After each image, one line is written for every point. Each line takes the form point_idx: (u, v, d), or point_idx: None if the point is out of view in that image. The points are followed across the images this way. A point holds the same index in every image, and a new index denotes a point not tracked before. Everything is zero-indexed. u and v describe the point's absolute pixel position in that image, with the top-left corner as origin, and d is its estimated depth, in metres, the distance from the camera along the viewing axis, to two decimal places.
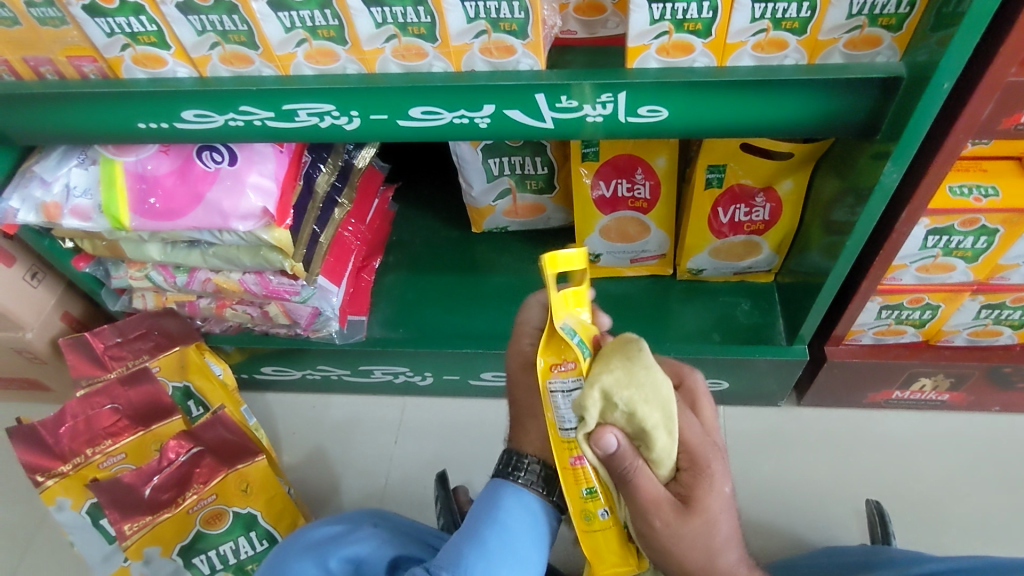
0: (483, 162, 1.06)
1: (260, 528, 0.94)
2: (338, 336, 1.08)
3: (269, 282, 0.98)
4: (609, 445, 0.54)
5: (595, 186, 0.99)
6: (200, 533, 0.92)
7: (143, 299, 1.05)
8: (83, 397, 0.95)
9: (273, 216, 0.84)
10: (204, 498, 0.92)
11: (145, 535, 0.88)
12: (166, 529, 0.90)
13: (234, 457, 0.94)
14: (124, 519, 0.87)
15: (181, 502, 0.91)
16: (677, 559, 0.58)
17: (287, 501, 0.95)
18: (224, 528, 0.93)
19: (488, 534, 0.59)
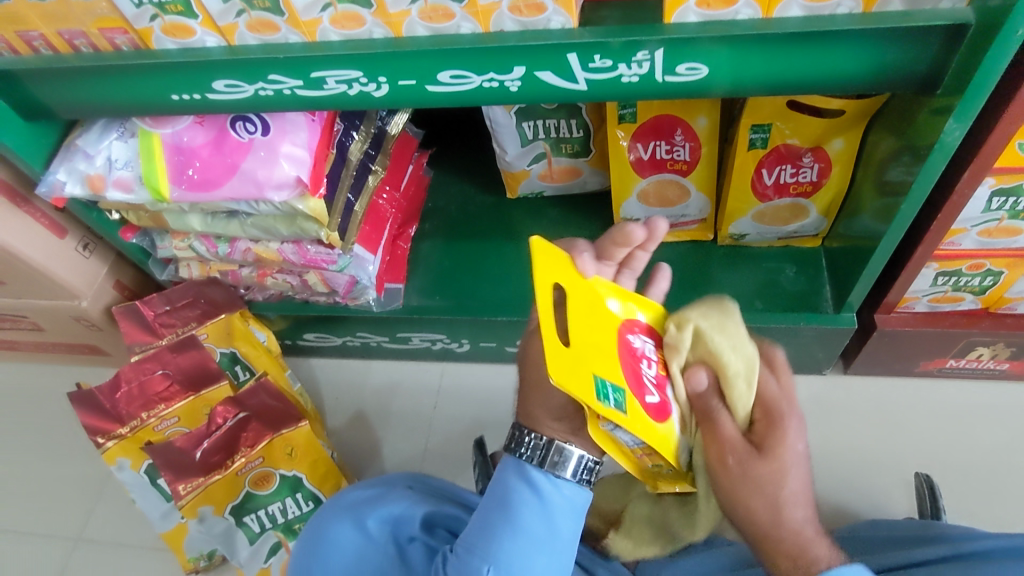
0: (517, 125, 1.04)
1: (306, 490, 0.96)
2: (375, 304, 1.10)
3: (307, 251, 0.99)
4: (698, 383, 0.57)
5: (632, 149, 0.96)
6: (250, 494, 0.94)
7: (188, 268, 1.07)
8: (136, 363, 0.98)
9: (307, 185, 0.84)
10: (252, 460, 0.94)
11: (199, 495, 0.91)
12: (218, 489, 0.92)
13: (279, 423, 0.96)
14: (178, 480, 0.90)
15: (231, 465, 0.93)
16: (745, 503, 0.56)
17: (330, 465, 0.97)
18: (272, 490, 0.95)
19: (501, 531, 0.59)
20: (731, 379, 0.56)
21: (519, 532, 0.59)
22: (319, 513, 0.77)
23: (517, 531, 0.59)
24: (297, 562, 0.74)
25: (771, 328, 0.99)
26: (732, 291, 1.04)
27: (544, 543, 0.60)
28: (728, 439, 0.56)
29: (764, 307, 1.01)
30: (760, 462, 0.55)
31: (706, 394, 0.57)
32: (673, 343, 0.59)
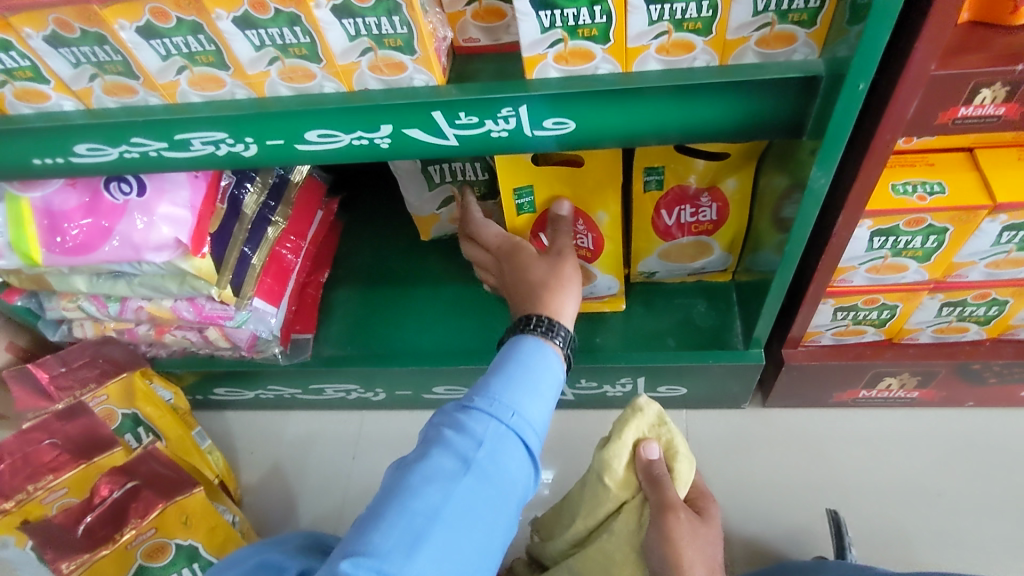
0: (422, 170, 1.03)
1: (203, 560, 0.90)
2: (282, 356, 1.06)
3: (202, 308, 0.95)
4: (651, 452, 0.76)
5: (535, 237, 0.91)
6: (141, 569, 0.87)
7: (82, 327, 1.04)
8: (20, 433, 0.93)
9: (187, 246, 0.81)
10: (143, 532, 0.88)
11: (83, 573, 0.84)
12: (104, 566, 0.85)
13: (172, 490, 0.92)
14: (59, 557, 0.83)
15: (118, 538, 0.87)
16: (681, 551, 0.70)
17: (230, 530, 0.93)
18: (167, 562, 0.88)
19: (504, 394, 0.63)
20: (674, 461, 0.77)
21: (519, 393, 0.64)
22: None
23: (526, 381, 0.66)
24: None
25: (683, 367, 0.98)
26: (644, 328, 1.03)
27: (541, 404, 0.65)
28: (676, 525, 0.71)
29: (676, 345, 1.01)
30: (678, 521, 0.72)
31: (650, 462, 0.76)
32: (628, 416, 0.79)
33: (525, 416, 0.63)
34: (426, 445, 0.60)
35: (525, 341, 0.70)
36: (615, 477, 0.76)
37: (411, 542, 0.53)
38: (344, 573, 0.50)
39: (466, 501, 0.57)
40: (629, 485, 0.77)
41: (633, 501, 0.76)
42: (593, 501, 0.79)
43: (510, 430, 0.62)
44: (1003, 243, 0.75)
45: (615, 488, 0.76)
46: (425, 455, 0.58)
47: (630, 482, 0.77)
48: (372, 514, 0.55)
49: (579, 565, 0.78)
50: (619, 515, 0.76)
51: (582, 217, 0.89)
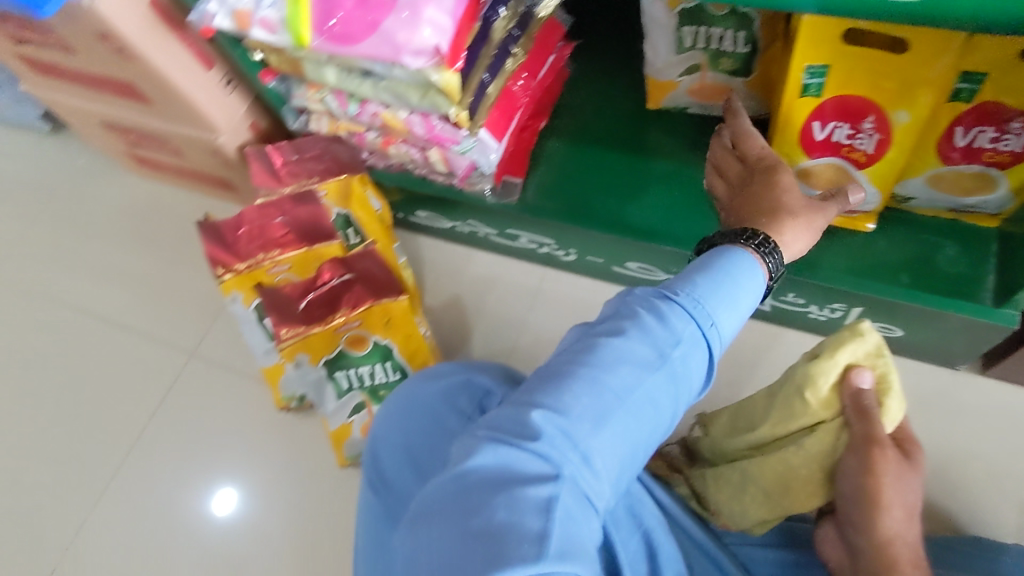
0: (676, 29, 0.93)
1: (395, 360, 1.01)
2: (490, 194, 1.08)
3: (432, 126, 0.96)
4: (863, 378, 0.71)
5: (807, 127, 0.83)
6: (344, 352, 0.99)
7: (318, 122, 1.07)
8: (259, 207, 1.02)
9: (444, 57, 0.80)
10: (350, 321, 0.98)
11: (298, 342, 0.97)
12: (315, 341, 0.98)
13: (380, 291, 1.00)
14: (281, 324, 0.98)
15: (329, 321, 0.98)
16: (881, 488, 0.66)
17: (420, 340, 1.01)
18: (366, 353, 1.00)
19: (706, 297, 0.59)
20: (889, 397, 0.71)
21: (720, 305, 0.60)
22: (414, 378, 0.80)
23: (732, 288, 0.61)
24: (388, 415, 0.78)
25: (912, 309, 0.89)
26: (877, 257, 0.92)
27: (738, 321, 0.61)
28: (881, 460, 0.67)
29: (909, 284, 0.90)
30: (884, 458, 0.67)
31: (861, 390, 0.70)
32: (845, 338, 0.72)
33: (723, 330, 0.59)
34: (624, 325, 0.58)
35: (727, 257, 0.63)
36: (818, 395, 0.72)
37: (596, 418, 0.53)
38: (534, 427, 0.51)
39: (649, 393, 0.56)
40: (830, 406, 0.72)
41: (830, 422, 0.72)
42: (785, 412, 0.75)
43: (699, 341, 0.58)
44: None
45: (815, 405, 0.72)
46: (618, 335, 0.57)
47: (830, 402, 0.72)
48: (553, 380, 0.55)
49: (754, 469, 0.78)
50: (813, 434, 0.73)
51: (877, 114, 0.78)
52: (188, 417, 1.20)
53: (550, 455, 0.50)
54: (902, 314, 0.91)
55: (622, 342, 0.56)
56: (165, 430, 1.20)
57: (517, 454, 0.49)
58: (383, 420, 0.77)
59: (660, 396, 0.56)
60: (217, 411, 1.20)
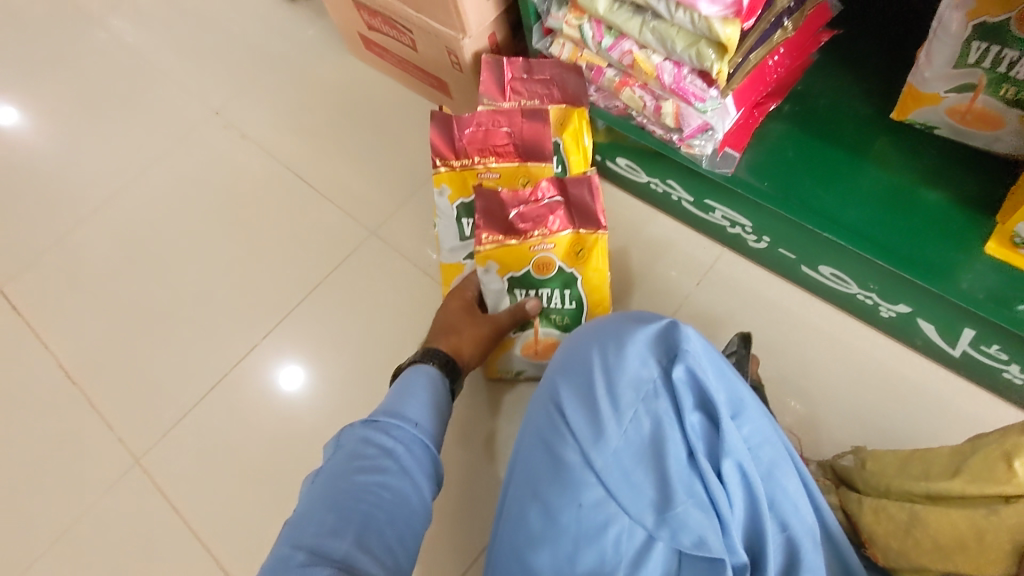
0: (966, 41, 0.88)
1: (573, 290, 1.06)
2: (707, 160, 1.05)
3: (683, 78, 0.96)
4: None
5: None
6: (531, 272, 1.04)
7: (562, 47, 1.08)
8: (492, 111, 1.06)
9: (741, 11, 0.81)
10: (545, 242, 1.02)
11: (495, 249, 1.01)
12: (511, 253, 1.02)
13: (583, 221, 1.02)
14: (484, 229, 1.00)
15: (528, 238, 1.01)
16: None
17: (602, 282, 1.06)
18: (549, 278, 1.04)
19: (398, 396, 0.83)
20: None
21: (420, 396, 0.84)
22: (626, 317, 0.82)
23: (410, 395, 0.84)
24: (582, 341, 0.82)
25: None
26: None
27: (428, 409, 0.83)
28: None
29: None
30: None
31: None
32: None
33: (413, 424, 0.79)
34: (348, 451, 0.72)
35: (420, 364, 0.91)
36: None
37: (371, 501, 0.67)
38: (336, 532, 0.63)
39: (405, 467, 0.73)
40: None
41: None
42: (983, 473, 0.70)
43: (429, 399, 0.84)
44: None
45: (1022, 477, 0.67)
46: (360, 457, 0.71)
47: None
48: (324, 505, 0.65)
49: (924, 514, 0.73)
50: (1008, 502, 0.67)
51: None
52: (351, 286, 1.28)
53: (348, 490, 0.67)
54: None
55: (350, 454, 0.71)
56: (329, 292, 1.28)
57: (376, 478, 0.69)
58: (577, 348, 0.82)
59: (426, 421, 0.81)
60: (379, 290, 1.27)
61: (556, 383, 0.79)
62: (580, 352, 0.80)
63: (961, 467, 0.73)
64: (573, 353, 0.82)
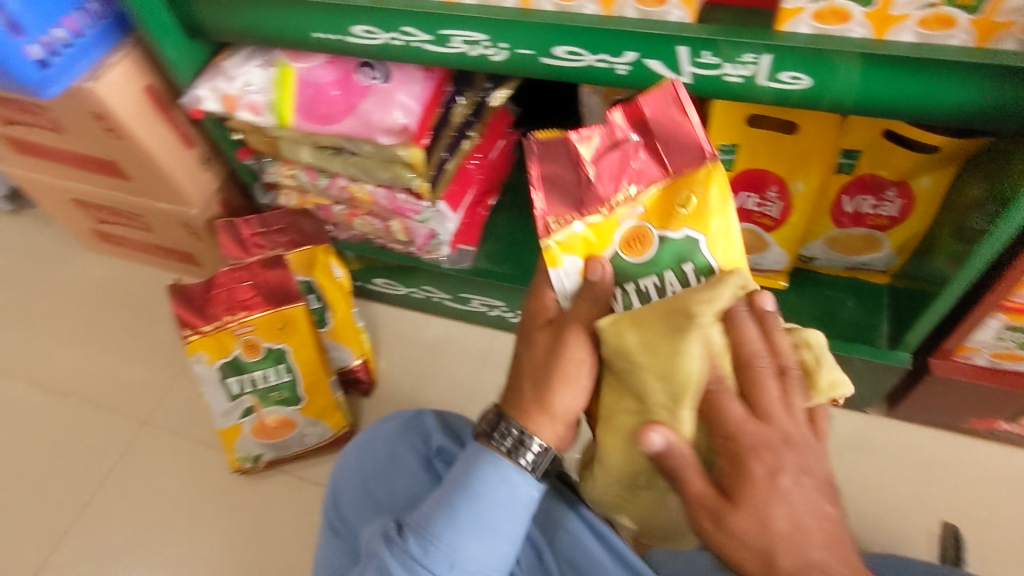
0: (609, 116, 1.09)
1: (288, 363, 1.11)
2: (446, 260, 1.16)
3: (397, 199, 1.06)
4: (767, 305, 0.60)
5: None
6: (239, 356, 1.10)
7: (288, 197, 1.17)
8: (229, 270, 1.09)
9: (413, 135, 0.92)
10: (244, 325, 1.09)
11: (199, 340, 1.08)
12: (213, 342, 1.09)
13: (276, 299, 1.09)
14: (184, 323, 1.07)
15: (226, 323, 1.08)
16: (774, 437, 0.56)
17: (315, 357, 1.12)
18: (259, 359, 1.11)
19: (463, 502, 0.64)
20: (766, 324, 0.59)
21: (507, 513, 0.64)
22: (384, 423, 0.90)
23: (478, 514, 0.64)
24: (346, 466, 0.87)
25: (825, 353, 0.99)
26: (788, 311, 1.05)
27: (481, 537, 0.64)
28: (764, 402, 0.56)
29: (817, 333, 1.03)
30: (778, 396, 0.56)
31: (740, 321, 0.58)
32: (714, 286, 0.59)
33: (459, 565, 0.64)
34: None
35: (493, 457, 0.64)
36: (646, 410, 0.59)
37: None
38: None
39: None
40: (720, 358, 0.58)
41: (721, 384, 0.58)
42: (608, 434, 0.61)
43: (490, 530, 0.64)
44: (1006, 339, 0.88)
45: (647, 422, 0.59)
46: None
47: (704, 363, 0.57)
48: None
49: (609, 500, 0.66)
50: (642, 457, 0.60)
51: (780, 186, 0.93)
52: (135, 486, 1.18)
53: None
54: None
55: None
56: (110, 500, 1.17)
57: None
58: (346, 471, 0.86)
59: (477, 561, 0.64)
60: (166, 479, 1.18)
61: (340, 509, 0.83)
62: (352, 474, 0.85)
63: (619, 405, 0.60)
64: (345, 477, 0.86)
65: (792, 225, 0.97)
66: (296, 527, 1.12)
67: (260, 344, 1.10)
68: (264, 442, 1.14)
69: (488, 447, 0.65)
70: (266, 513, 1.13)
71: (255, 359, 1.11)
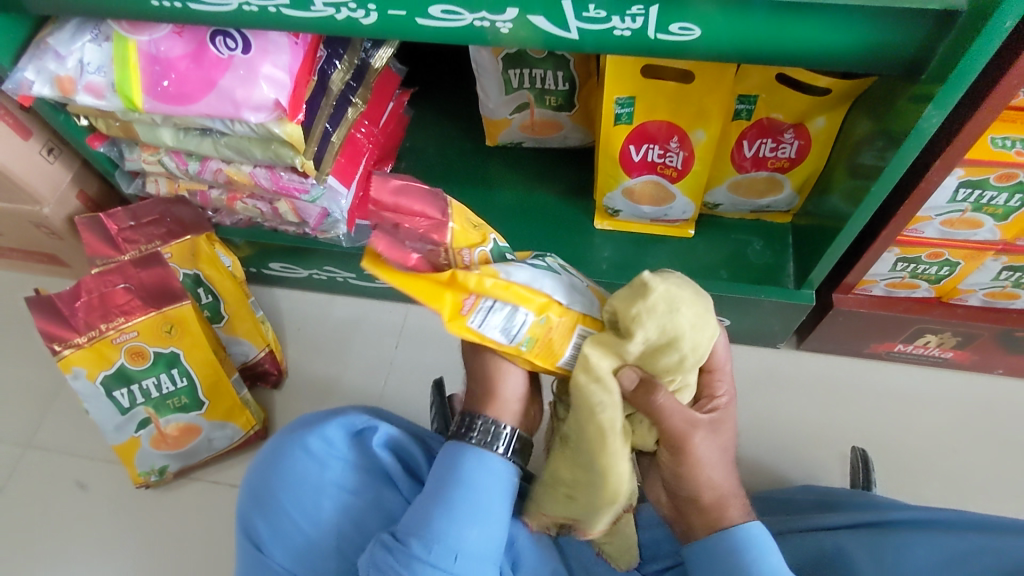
0: (502, 72, 1.02)
1: (181, 367, 1.01)
2: (344, 239, 1.09)
3: (280, 178, 0.97)
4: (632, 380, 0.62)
5: (624, 150, 0.94)
6: (123, 366, 0.99)
7: (156, 184, 1.05)
8: (97, 274, 0.97)
9: (285, 109, 0.83)
10: (125, 332, 0.98)
11: (72, 355, 0.96)
12: (91, 356, 0.97)
13: (161, 300, 0.99)
14: (53, 339, 0.95)
15: (104, 333, 0.97)
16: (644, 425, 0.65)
17: (212, 364, 1.02)
18: (147, 366, 1.00)
19: (453, 497, 0.67)
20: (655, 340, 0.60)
21: (498, 498, 0.69)
22: (275, 437, 0.78)
23: (452, 506, 0.67)
24: (247, 490, 0.76)
25: (735, 297, 1.00)
26: (698, 258, 1.05)
27: (473, 513, 0.67)
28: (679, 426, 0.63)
29: (727, 277, 1.03)
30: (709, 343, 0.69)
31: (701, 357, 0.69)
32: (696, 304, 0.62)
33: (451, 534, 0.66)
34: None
35: (461, 449, 0.69)
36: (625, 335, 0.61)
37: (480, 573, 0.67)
38: None
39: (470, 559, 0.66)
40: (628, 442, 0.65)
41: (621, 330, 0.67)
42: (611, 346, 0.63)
43: (486, 517, 0.67)
44: (899, 270, 0.91)
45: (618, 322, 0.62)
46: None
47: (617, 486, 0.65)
48: None
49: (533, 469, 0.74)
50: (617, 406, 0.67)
51: (680, 137, 0.91)
52: (25, 514, 1.08)
53: None
54: (726, 305, 1.03)
55: None
56: None
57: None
58: (249, 489, 0.76)
59: (474, 544, 0.67)
60: (60, 502, 1.09)
61: (250, 524, 0.74)
62: (255, 494, 0.75)
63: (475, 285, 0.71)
64: (248, 492, 0.76)
65: (693, 175, 0.95)
66: (214, 535, 1.05)
67: (147, 351, 1.00)
68: (168, 453, 1.05)
69: (460, 441, 0.70)
70: (178, 524, 1.06)
71: (142, 366, 1.00)
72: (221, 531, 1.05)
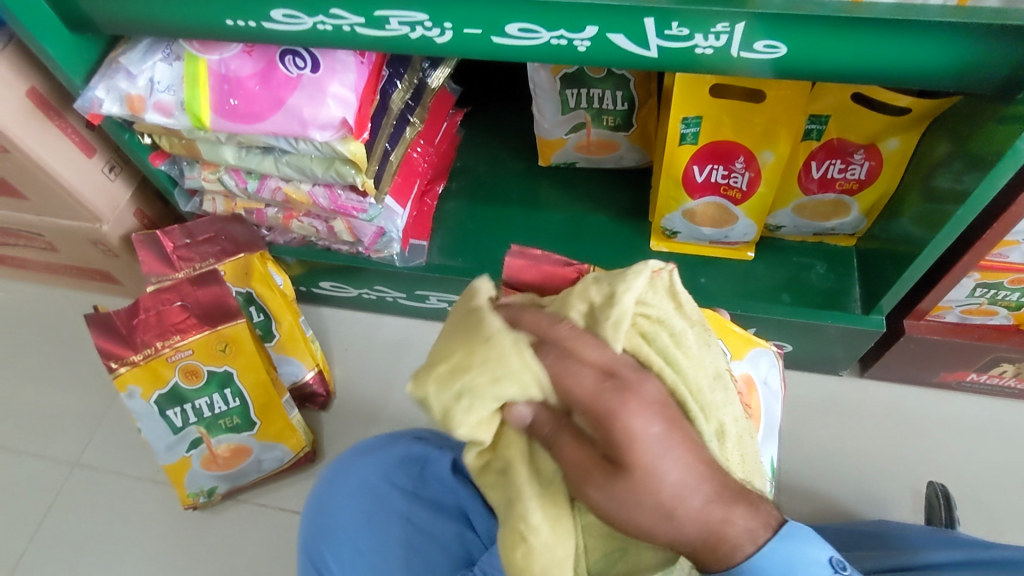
0: (560, 92, 1.01)
1: (234, 387, 1.01)
2: (399, 258, 1.08)
3: (338, 197, 0.96)
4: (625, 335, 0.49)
5: (688, 171, 0.92)
6: (177, 385, 0.99)
7: (213, 203, 1.05)
8: (155, 292, 0.97)
9: (351, 128, 0.83)
10: (180, 350, 0.97)
11: (129, 373, 0.95)
12: (146, 374, 0.97)
13: (216, 319, 0.99)
14: (110, 357, 0.94)
15: (159, 351, 0.96)
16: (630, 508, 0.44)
17: (265, 385, 1.01)
18: (200, 386, 1.00)
19: None
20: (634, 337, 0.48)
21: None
22: (340, 460, 0.78)
23: None
24: (312, 513, 0.75)
25: (798, 322, 0.97)
26: (759, 282, 1.02)
27: None
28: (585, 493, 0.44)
29: (790, 302, 1.00)
30: (598, 347, 0.46)
31: (622, 360, 0.46)
32: (483, 358, 0.44)
33: None
34: None
35: None
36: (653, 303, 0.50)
37: None
38: None
39: None
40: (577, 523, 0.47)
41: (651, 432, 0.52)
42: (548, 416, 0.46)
43: None
44: (977, 296, 0.87)
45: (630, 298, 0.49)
46: None
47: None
48: None
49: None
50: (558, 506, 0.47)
51: (747, 157, 0.89)
52: (71, 533, 1.07)
53: None
54: (789, 331, 0.99)
55: None
56: (43, 553, 1.06)
57: None
58: (315, 513, 0.75)
59: None
60: (104, 522, 1.08)
61: (316, 551, 0.72)
62: (320, 521, 0.74)
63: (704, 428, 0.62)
64: (314, 516, 0.75)
65: (758, 197, 0.93)
66: (260, 559, 1.03)
67: (201, 369, 0.99)
68: (217, 474, 1.04)
69: None
70: (224, 547, 1.04)
71: (196, 385, 1.00)
72: (268, 554, 1.03)
